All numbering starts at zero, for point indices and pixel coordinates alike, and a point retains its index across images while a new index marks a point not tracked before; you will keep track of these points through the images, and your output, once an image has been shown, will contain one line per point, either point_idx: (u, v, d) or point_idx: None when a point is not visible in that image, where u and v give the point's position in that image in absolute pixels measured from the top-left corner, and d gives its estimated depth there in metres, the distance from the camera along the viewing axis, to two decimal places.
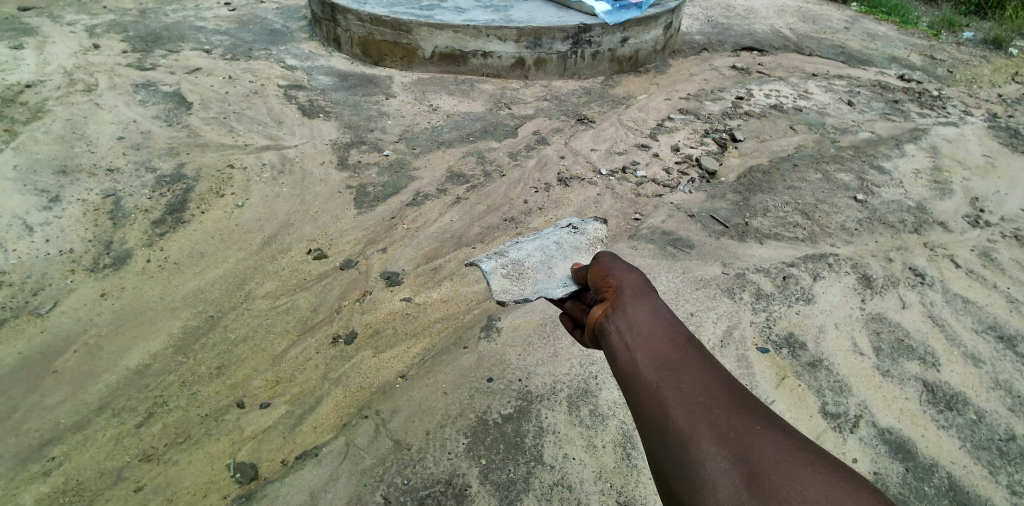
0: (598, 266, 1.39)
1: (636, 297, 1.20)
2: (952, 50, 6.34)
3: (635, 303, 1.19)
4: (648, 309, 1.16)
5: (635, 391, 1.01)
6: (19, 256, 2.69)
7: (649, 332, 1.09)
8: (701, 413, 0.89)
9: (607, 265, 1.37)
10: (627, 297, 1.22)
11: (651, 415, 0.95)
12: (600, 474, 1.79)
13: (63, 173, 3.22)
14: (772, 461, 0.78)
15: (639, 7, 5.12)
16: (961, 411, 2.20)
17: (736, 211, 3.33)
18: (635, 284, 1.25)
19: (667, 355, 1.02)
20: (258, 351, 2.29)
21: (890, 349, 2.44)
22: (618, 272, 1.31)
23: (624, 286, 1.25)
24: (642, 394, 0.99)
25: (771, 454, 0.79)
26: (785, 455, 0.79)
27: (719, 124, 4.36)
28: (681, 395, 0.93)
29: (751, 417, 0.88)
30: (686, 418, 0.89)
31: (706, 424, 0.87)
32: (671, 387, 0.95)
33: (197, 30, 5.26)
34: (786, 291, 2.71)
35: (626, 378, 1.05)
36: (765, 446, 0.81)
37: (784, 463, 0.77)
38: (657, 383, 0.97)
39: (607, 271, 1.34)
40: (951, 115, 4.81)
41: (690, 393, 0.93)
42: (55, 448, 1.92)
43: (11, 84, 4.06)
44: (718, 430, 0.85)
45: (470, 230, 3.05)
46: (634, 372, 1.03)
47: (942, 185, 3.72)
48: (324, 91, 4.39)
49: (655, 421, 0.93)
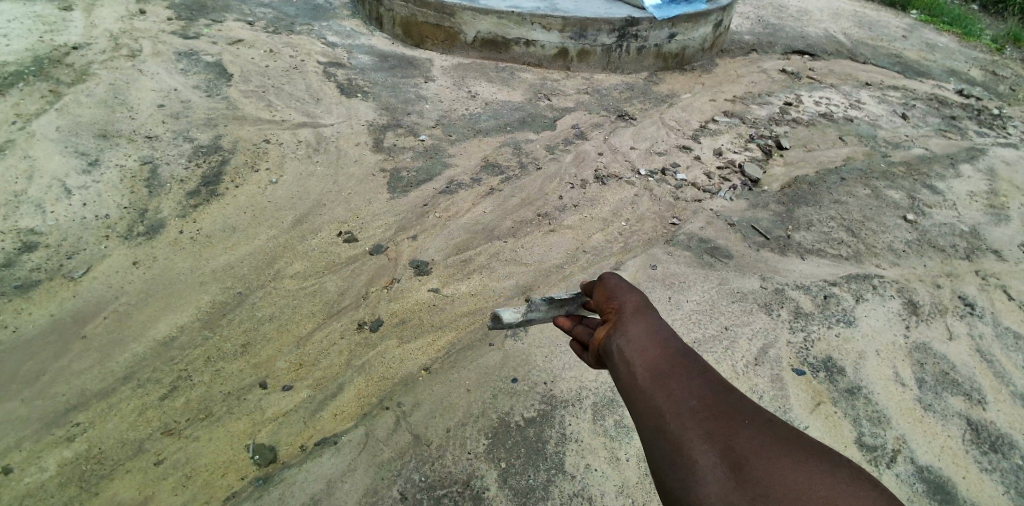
0: (598, 275, 1.21)
1: (635, 307, 1.03)
2: (1016, 67, 6.00)
3: (635, 312, 1.02)
4: (644, 312, 1.02)
5: (628, 398, 0.88)
6: (56, 218, 2.73)
7: (646, 339, 0.94)
8: (694, 416, 0.77)
9: (609, 273, 1.19)
10: (625, 305, 1.05)
11: (644, 423, 0.82)
12: (622, 489, 1.72)
13: (103, 138, 3.25)
14: (767, 461, 0.67)
15: (689, 3, 4.94)
16: (1006, 455, 2.06)
17: (779, 222, 3.19)
18: (635, 295, 1.08)
19: (662, 358, 0.89)
20: (283, 332, 2.27)
21: (934, 381, 2.31)
22: (618, 282, 1.13)
23: (622, 297, 1.08)
24: (635, 401, 0.86)
25: (767, 455, 0.68)
26: (780, 456, 0.68)
27: (764, 129, 4.19)
28: (672, 399, 0.81)
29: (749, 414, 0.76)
30: (677, 423, 0.77)
31: (699, 428, 0.75)
32: (663, 391, 0.83)
33: (242, 2, 5.26)
34: (827, 311, 2.58)
35: (617, 382, 0.92)
36: (760, 443, 0.70)
37: (780, 465, 0.66)
38: (649, 389, 0.84)
39: (606, 279, 1.16)
40: (1012, 135, 4.54)
41: (685, 394, 0.81)
42: (80, 415, 1.93)
43: (58, 45, 4.12)
44: (709, 431, 0.74)
45: (502, 223, 2.99)
46: (626, 377, 0.90)
47: (999, 211, 3.51)
48: (363, 71, 4.35)
49: (646, 430, 0.81)
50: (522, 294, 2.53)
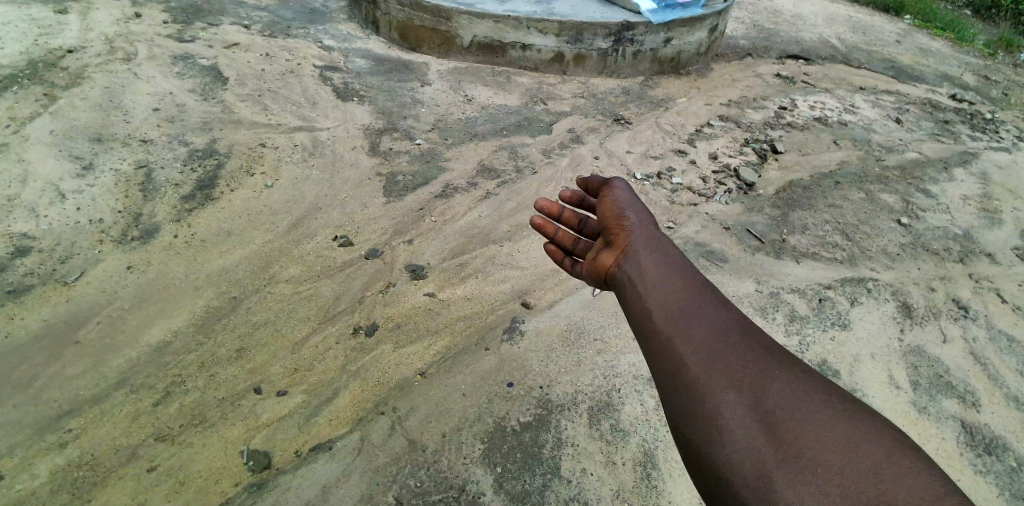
0: (608, 200, 1.46)
1: (645, 241, 1.32)
2: (1008, 72, 6.05)
3: (645, 245, 1.31)
4: (661, 265, 1.24)
5: (642, 331, 1.15)
6: (50, 222, 2.71)
7: (658, 276, 1.22)
8: (715, 364, 1.00)
9: (618, 199, 1.46)
10: (638, 237, 1.33)
11: (662, 358, 1.06)
12: (618, 493, 1.72)
13: (98, 141, 3.23)
14: (780, 407, 0.91)
15: (685, 8, 4.97)
16: (1000, 457, 2.07)
17: (774, 226, 3.20)
18: (645, 229, 1.36)
19: (676, 301, 1.15)
20: (278, 337, 2.27)
21: (928, 384, 2.31)
22: (630, 213, 1.41)
23: (634, 230, 1.35)
24: (652, 337, 1.11)
25: (783, 399, 0.92)
26: (791, 401, 0.92)
27: (759, 133, 4.21)
28: (693, 344, 1.05)
29: (760, 368, 1.00)
30: (699, 365, 1.01)
31: (722, 376, 0.98)
32: (681, 335, 1.07)
33: (238, 5, 5.25)
34: (822, 314, 2.59)
35: (638, 324, 1.17)
36: (774, 393, 0.94)
37: (792, 409, 0.90)
38: (666, 329, 1.10)
39: (618, 207, 1.43)
40: (1005, 139, 4.58)
41: (701, 341, 1.05)
42: (73, 421, 1.92)
43: (53, 48, 4.10)
44: (731, 379, 0.97)
45: (498, 227, 2.99)
46: (642, 312, 1.17)
47: (992, 214, 3.53)
48: (359, 75, 4.35)
49: (668, 367, 1.04)
50: (518, 298, 2.53)
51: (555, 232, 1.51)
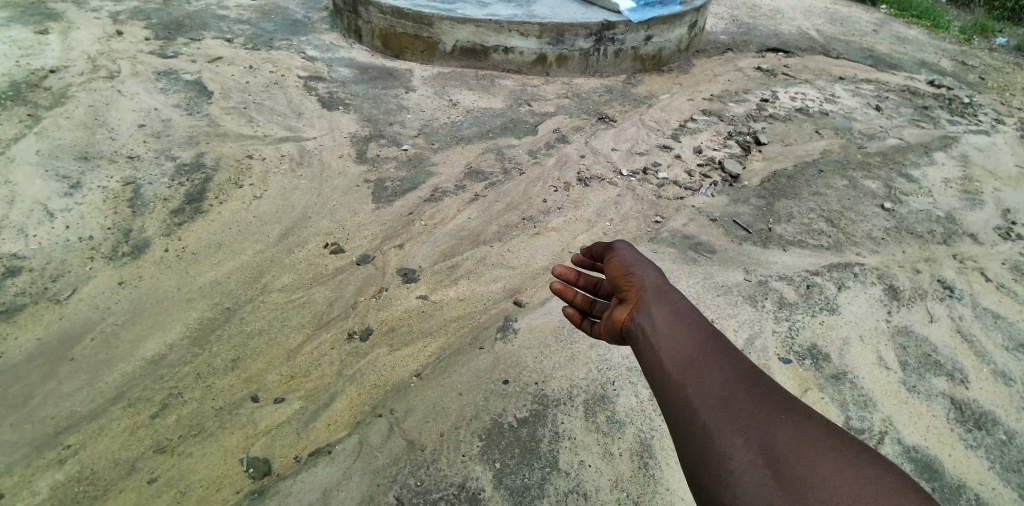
0: (612, 255, 1.31)
1: (657, 290, 1.16)
2: (984, 56, 6.17)
3: (656, 294, 1.15)
4: (672, 308, 1.11)
5: (657, 388, 1.00)
6: (39, 242, 2.71)
7: (671, 324, 1.07)
8: (726, 410, 0.88)
9: (626, 258, 1.28)
10: (649, 288, 1.17)
11: (675, 413, 0.94)
12: (617, 483, 1.74)
13: (84, 160, 3.23)
14: (796, 450, 0.79)
15: (664, 5, 5.03)
16: (989, 431, 2.11)
17: (760, 216, 3.25)
18: (656, 279, 1.19)
19: (689, 349, 1.01)
20: (274, 345, 2.28)
21: (916, 364, 2.36)
22: (638, 266, 1.25)
23: (644, 280, 1.19)
24: (665, 391, 0.97)
25: (800, 441, 0.81)
26: (807, 443, 0.80)
27: (742, 126, 4.26)
28: (704, 392, 0.92)
29: (776, 408, 0.88)
30: (709, 414, 0.89)
31: (732, 421, 0.86)
32: (693, 383, 0.95)
33: (219, 19, 5.26)
34: (810, 300, 2.63)
35: (647, 372, 1.04)
36: (791, 435, 0.82)
37: (809, 453, 0.78)
38: (679, 380, 0.96)
39: (625, 262, 1.27)
40: (983, 122, 4.67)
41: (713, 387, 0.93)
42: (71, 436, 1.92)
43: (35, 69, 4.09)
44: (742, 424, 0.86)
45: (488, 228, 3.02)
46: (655, 366, 1.02)
47: (972, 196, 3.60)
48: (344, 84, 4.37)
49: (679, 419, 0.92)
50: (510, 297, 2.56)
51: (573, 296, 1.37)
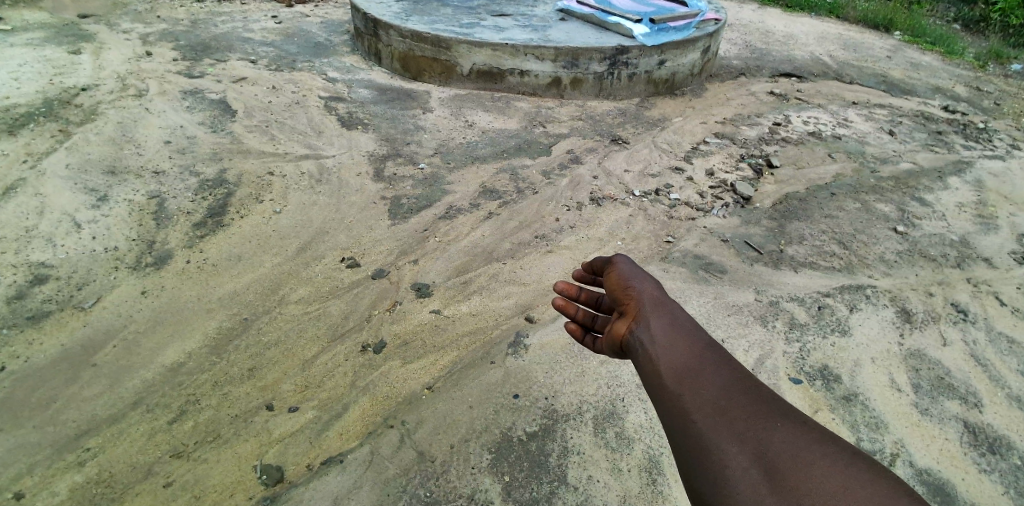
0: (613, 269, 1.34)
1: (655, 303, 1.19)
2: (999, 82, 6.17)
3: (654, 306, 1.18)
4: (669, 320, 1.13)
5: (656, 397, 1.03)
6: (66, 251, 2.80)
7: (668, 335, 1.09)
8: (722, 418, 0.91)
9: (624, 273, 1.32)
10: (647, 301, 1.20)
11: (673, 420, 0.96)
12: (625, 499, 1.74)
13: (112, 174, 3.35)
14: (788, 456, 0.81)
15: (677, 31, 5.13)
16: (1004, 456, 2.07)
17: (771, 238, 3.26)
18: (655, 292, 1.22)
19: (687, 359, 1.03)
20: (290, 355, 2.33)
21: (929, 387, 2.33)
22: (637, 280, 1.28)
23: (643, 294, 1.22)
24: (664, 401, 1.00)
25: (792, 445, 0.83)
26: (801, 448, 0.82)
27: (754, 149, 4.30)
28: (702, 400, 0.95)
29: (771, 415, 0.90)
30: (706, 422, 0.91)
31: (727, 428, 0.88)
32: (690, 391, 0.97)
33: (245, 42, 5.47)
34: (822, 322, 2.62)
35: (648, 382, 1.06)
36: (785, 439, 0.84)
37: (802, 457, 0.80)
38: (677, 389, 0.99)
39: (623, 276, 1.30)
40: (998, 148, 4.65)
41: (710, 395, 0.95)
42: (90, 440, 1.97)
43: (68, 87, 4.27)
44: (739, 431, 0.87)
45: (500, 245, 3.06)
46: (654, 376, 1.04)
47: (987, 220, 3.58)
48: (363, 104, 4.51)
49: (678, 429, 0.94)
50: (521, 313, 2.59)
51: (574, 311, 1.38)
